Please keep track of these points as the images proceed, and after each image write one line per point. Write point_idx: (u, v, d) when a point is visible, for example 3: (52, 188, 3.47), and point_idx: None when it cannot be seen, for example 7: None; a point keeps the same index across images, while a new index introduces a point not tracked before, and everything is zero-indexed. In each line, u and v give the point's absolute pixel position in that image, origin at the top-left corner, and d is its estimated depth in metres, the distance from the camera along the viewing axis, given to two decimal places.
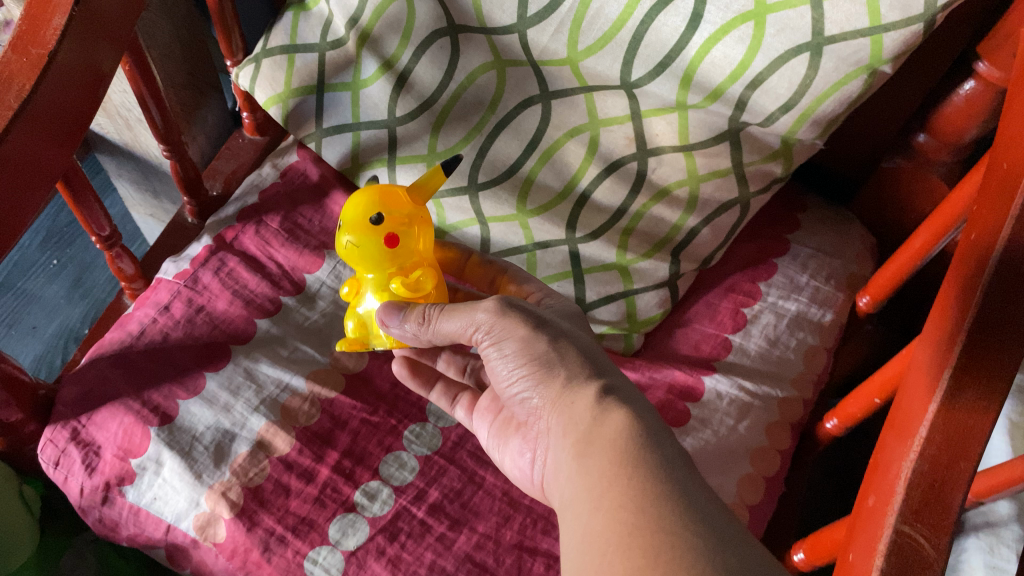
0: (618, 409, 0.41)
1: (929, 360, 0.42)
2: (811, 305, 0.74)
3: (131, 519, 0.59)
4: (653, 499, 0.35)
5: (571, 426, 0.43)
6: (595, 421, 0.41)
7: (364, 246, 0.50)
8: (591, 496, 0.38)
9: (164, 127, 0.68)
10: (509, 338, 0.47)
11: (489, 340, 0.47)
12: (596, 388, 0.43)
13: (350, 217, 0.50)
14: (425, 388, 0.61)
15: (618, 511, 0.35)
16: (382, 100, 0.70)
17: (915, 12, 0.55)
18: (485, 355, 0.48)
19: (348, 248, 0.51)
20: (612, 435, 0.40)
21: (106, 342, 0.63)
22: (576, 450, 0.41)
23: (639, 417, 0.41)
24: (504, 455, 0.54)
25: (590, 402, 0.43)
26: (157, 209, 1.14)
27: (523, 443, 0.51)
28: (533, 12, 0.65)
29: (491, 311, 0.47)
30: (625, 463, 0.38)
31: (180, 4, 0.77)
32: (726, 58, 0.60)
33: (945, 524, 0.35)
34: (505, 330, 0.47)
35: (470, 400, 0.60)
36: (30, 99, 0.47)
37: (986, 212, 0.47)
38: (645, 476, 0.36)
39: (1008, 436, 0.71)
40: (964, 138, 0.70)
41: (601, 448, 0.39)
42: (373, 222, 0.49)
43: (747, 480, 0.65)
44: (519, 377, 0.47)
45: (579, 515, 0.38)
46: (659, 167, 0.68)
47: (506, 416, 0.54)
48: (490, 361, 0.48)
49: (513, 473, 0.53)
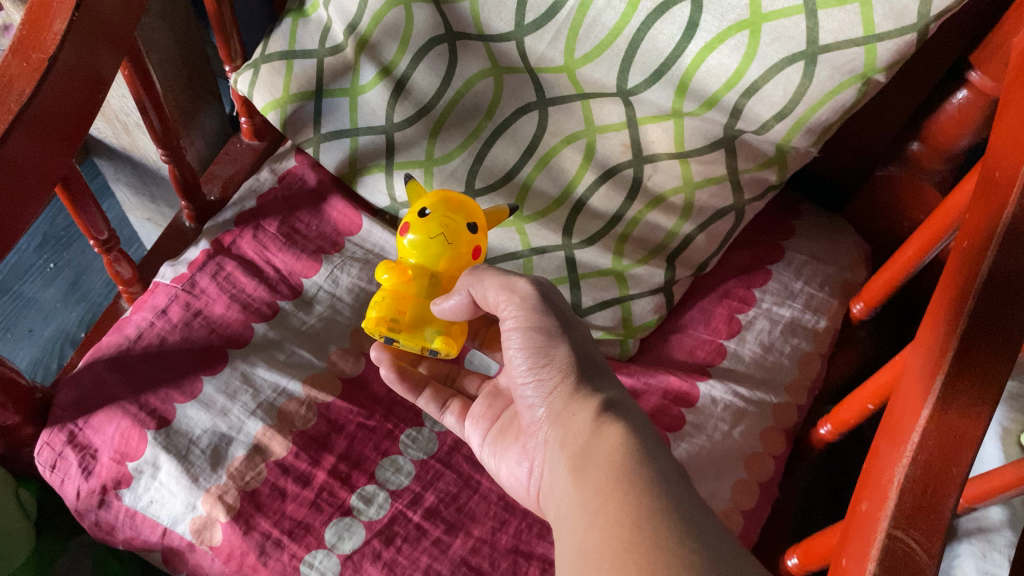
0: (615, 423, 0.42)
1: (923, 368, 0.43)
2: (805, 312, 0.75)
3: (128, 522, 0.59)
4: (649, 515, 0.35)
5: (570, 438, 0.43)
6: (594, 434, 0.42)
7: (463, 243, 0.55)
8: (586, 512, 0.38)
9: (163, 131, 0.68)
10: (535, 323, 0.48)
11: (517, 313, 0.49)
12: (600, 401, 0.44)
13: (451, 216, 0.55)
14: (413, 393, 0.60)
15: (613, 526, 0.36)
16: (381, 106, 0.71)
17: (909, 21, 0.55)
18: (508, 334, 0.49)
19: (437, 241, 0.55)
20: (608, 450, 0.40)
21: (104, 345, 0.64)
22: (573, 465, 0.42)
23: (636, 432, 0.41)
24: (500, 462, 0.54)
25: (590, 415, 0.43)
26: (155, 213, 1.15)
27: (522, 452, 0.51)
28: (530, 20, 0.66)
29: (533, 287, 0.49)
30: (620, 478, 0.38)
31: (180, 9, 0.78)
32: (721, 66, 0.61)
33: (937, 530, 0.35)
34: (537, 310, 0.48)
35: (461, 406, 0.60)
36: (30, 103, 0.47)
37: (978, 220, 0.48)
38: (641, 492, 0.37)
39: (1000, 442, 0.72)
40: (957, 146, 0.70)
41: (598, 464, 0.40)
42: (471, 230, 0.56)
43: (741, 486, 0.65)
44: (532, 372, 0.48)
45: (575, 530, 0.38)
46: (655, 174, 0.68)
47: (506, 424, 0.55)
48: (510, 345, 0.49)
49: (508, 482, 0.53)
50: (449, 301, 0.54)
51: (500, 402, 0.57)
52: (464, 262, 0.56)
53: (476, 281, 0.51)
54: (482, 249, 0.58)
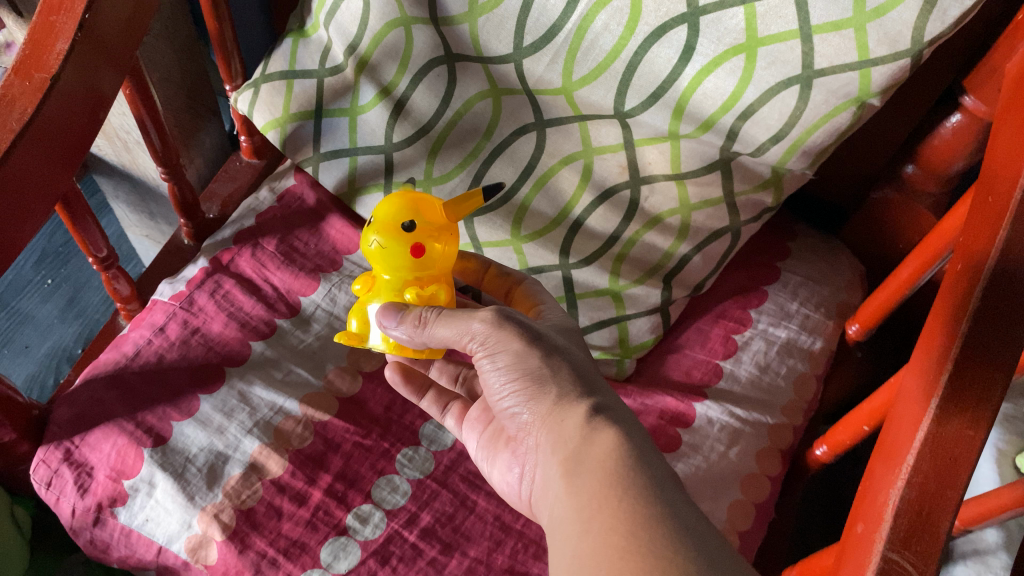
0: (607, 428, 0.42)
1: (918, 390, 0.43)
2: (801, 333, 0.75)
3: (122, 541, 0.58)
4: (644, 522, 0.35)
5: (561, 443, 0.43)
6: (584, 440, 0.42)
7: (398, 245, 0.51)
8: (580, 518, 0.38)
9: (162, 150, 0.69)
10: (503, 349, 0.46)
11: (484, 344, 0.47)
12: (586, 407, 0.44)
13: (384, 220, 0.52)
14: (416, 394, 0.62)
15: (608, 534, 0.36)
16: (380, 126, 0.72)
17: (902, 47, 0.56)
18: (479, 361, 0.48)
19: (374, 247, 0.52)
20: (601, 456, 0.40)
21: (101, 362, 0.64)
22: (565, 469, 0.41)
23: (628, 437, 0.41)
24: (492, 467, 0.54)
25: (579, 420, 0.43)
26: (154, 231, 1.15)
27: (513, 457, 0.51)
28: (529, 43, 0.66)
29: (489, 320, 0.47)
30: (614, 484, 0.38)
31: (182, 29, 0.78)
32: (718, 89, 0.61)
33: (934, 551, 0.35)
34: (503, 332, 0.47)
35: (460, 409, 0.60)
36: (32, 122, 0.47)
37: (971, 243, 0.49)
38: (635, 498, 0.37)
39: (996, 464, 0.72)
40: (952, 169, 0.71)
41: (591, 469, 0.40)
42: (404, 229, 0.51)
43: (737, 507, 0.65)
44: (510, 390, 0.47)
45: (569, 536, 0.38)
46: (652, 195, 0.69)
47: (496, 429, 0.55)
48: (483, 369, 0.48)
49: (501, 487, 0.54)
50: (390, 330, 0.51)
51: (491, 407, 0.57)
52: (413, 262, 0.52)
53: (427, 332, 0.49)
54: (427, 249, 0.52)
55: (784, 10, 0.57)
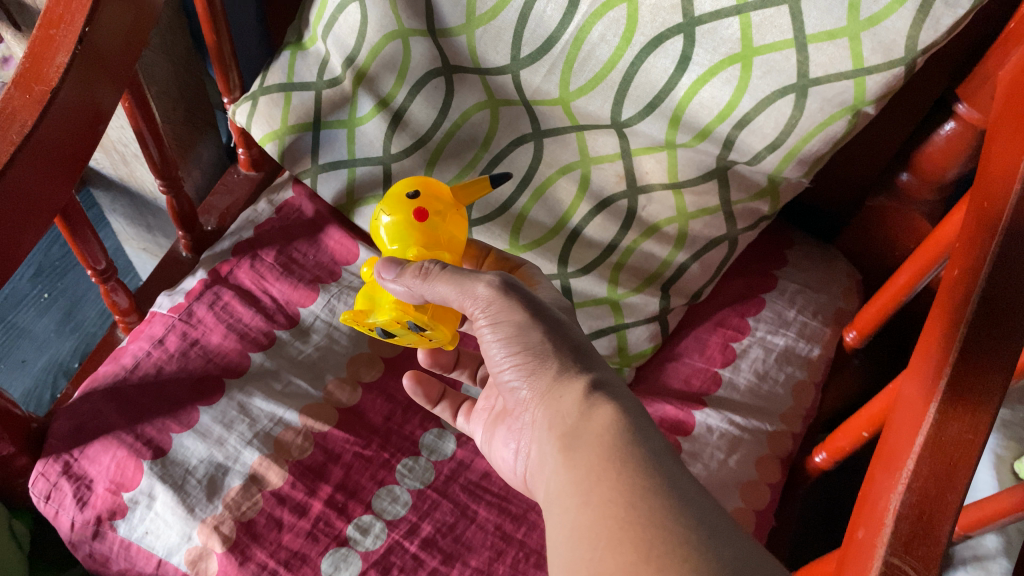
0: (605, 403, 0.42)
1: (917, 396, 0.43)
2: (799, 341, 0.76)
3: (122, 554, 0.58)
4: (642, 493, 0.35)
5: (558, 419, 0.43)
6: (583, 415, 0.41)
7: (399, 210, 0.52)
8: (579, 491, 0.38)
9: (161, 162, 0.69)
10: (505, 318, 0.47)
11: (489, 311, 0.47)
12: (586, 382, 0.44)
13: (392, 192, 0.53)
14: (430, 402, 0.62)
15: (607, 505, 0.35)
16: (378, 138, 0.72)
17: (896, 55, 0.56)
18: (481, 331, 0.48)
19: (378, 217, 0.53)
20: (599, 430, 0.40)
21: (99, 375, 0.64)
22: (563, 444, 0.41)
23: (625, 411, 0.41)
24: (491, 448, 0.54)
25: (577, 396, 0.43)
26: (150, 244, 1.16)
27: (509, 433, 0.51)
28: (526, 54, 0.67)
29: (494, 287, 0.47)
30: (612, 457, 0.38)
31: (180, 42, 0.79)
32: (714, 99, 0.62)
33: (934, 556, 0.35)
34: (508, 301, 0.47)
35: (470, 407, 0.61)
36: (31, 134, 0.47)
37: (967, 250, 0.49)
38: (635, 471, 0.37)
39: (995, 470, 0.73)
40: (946, 176, 0.71)
41: (589, 443, 0.39)
42: (408, 196, 0.52)
43: (738, 514, 0.65)
44: (510, 363, 0.47)
45: (566, 510, 0.38)
46: (649, 205, 0.69)
47: (498, 412, 0.55)
48: (485, 337, 0.48)
49: (498, 465, 0.53)
50: (387, 281, 0.51)
51: (493, 393, 0.57)
52: (413, 232, 0.52)
53: (428, 285, 0.48)
54: (435, 217, 0.52)
55: (780, 19, 0.57)
